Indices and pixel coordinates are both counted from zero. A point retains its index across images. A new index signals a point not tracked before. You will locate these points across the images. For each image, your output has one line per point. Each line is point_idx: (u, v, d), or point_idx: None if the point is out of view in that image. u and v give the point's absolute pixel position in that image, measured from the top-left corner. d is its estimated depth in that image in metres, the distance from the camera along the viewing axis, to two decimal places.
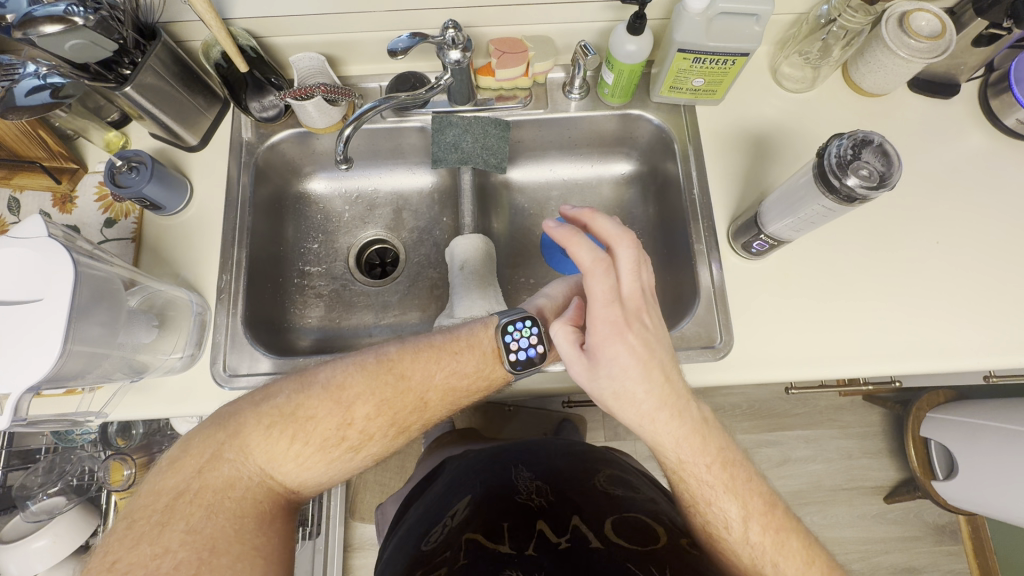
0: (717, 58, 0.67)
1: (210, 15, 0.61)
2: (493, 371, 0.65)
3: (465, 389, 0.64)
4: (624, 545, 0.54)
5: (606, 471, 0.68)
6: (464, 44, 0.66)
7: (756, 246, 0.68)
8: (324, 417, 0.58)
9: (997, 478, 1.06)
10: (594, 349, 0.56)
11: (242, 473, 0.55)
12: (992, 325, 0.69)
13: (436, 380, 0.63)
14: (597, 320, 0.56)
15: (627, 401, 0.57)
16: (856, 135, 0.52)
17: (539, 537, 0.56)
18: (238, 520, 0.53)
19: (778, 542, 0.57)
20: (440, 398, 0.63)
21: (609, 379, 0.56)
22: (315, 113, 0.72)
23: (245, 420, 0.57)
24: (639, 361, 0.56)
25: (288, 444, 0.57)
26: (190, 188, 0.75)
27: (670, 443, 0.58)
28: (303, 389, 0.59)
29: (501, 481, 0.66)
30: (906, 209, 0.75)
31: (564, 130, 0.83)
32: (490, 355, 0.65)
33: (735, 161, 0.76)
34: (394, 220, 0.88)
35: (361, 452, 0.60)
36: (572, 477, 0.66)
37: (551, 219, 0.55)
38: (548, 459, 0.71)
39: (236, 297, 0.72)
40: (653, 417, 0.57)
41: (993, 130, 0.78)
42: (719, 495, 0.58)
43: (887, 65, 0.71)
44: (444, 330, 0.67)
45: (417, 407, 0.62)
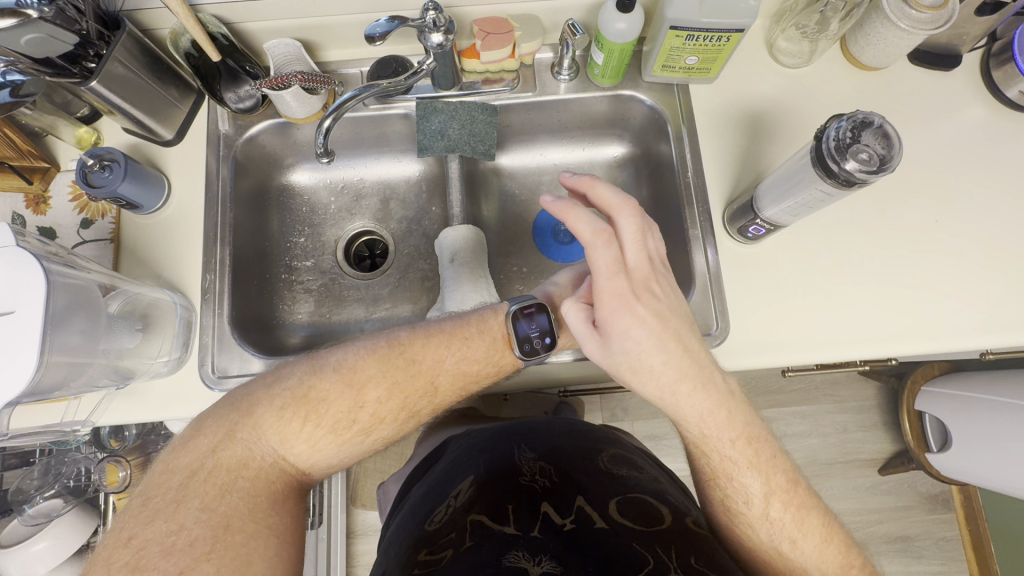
0: (711, 35, 0.64)
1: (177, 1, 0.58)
2: (505, 357, 0.64)
3: (477, 374, 0.64)
4: (632, 526, 0.54)
5: (609, 451, 0.68)
6: (446, 26, 0.63)
7: (752, 230, 0.67)
8: (335, 399, 0.57)
9: (992, 450, 1.07)
10: (604, 324, 0.56)
11: (254, 452, 0.54)
12: (993, 304, 0.69)
13: (447, 365, 0.62)
14: (603, 295, 0.56)
15: (645, 375, 0.57)
16: (855, 117, 0.49)
17: (544, 518, 0.55)
18: (250, 499, 0.51)
19: (800, 518, 0.57)
20: (451, 383, 0.63)
21: (626, 353, 0.56)
22: (294, 103, 0.69)
23: (258, 400, 0.56)
24: (652, 332, 0.55)
25: (299, 426, 0.56)
26: (167, 185, 0.72)
27: (695, 414, 0.58)
28: (315, 371, 0.58)
29: (504, 461, 0.65)
30: (904, 187, 0.73)
31: (554, 113, 0.80)
32: (502, 340, 0.64)
33: (730, 141, 0.74)
34: (382, 211, 0.86)
35: (372, 436, 0.59)
36: (575, 458, 0.66)
37: (549, 195, 0.55)
38: (551, 437, 0.70)
39: (222, 297, 0.70)
40: (674, 388, 0.57)
41: (994, 102, 0.76)
42: (740, 469, 0.58)
43: (887, 38, 0.68)
44: (454, 315, 0.66)
45: (428, 391, 0.62)
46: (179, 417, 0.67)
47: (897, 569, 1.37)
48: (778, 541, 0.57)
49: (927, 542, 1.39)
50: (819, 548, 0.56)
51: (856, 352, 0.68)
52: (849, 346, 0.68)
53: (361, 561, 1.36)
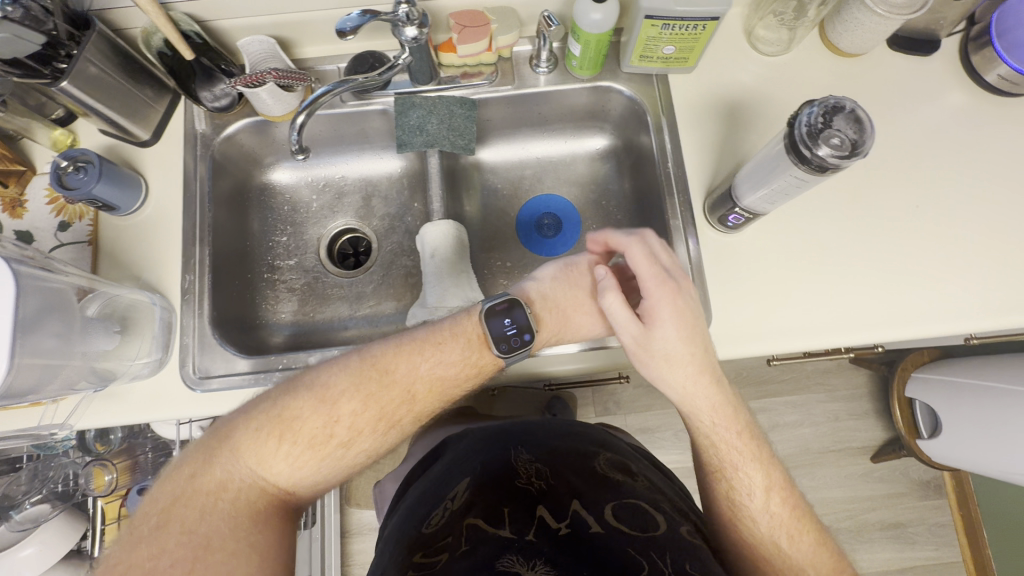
0: (686, 24, 0.64)
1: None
2: (482, 358, 0.63)
3: (454, 378, 0.62)
4: (624, 530, 0.55)
5: (605, 453, 0.69)
6: (420, 19, 0.62)
7: (732, 219, 0.67)
8: (310, 416, 0.57)
9: (982, 435, 1.07)
10: (651, 310, 0.61)
11: (234, 474, 0.54)
12: (974, 289, 0.69)
13: (422, 372, 0.61)
14: (650, 284, 0.61)
15: (679, 364, 0.61)
16: (827, 102, 0.49)
17: (539, 522, 0.56)
18: (231, 519, 0.51)
19: (795, 517, 0.59)
20: (428, 390, 0.62)
21: (663, 341, 0.60)
22: (271, 100, 0.69)
23: (236, 424, 0.56)
24: (684, 326, 0.60)
25: (276, 445, 0.55)
26: (144, 186, 0.72)
27: (704, 406, 0.61)
28: (290, 391, 0.58)
29: (500, 463, 0.65)
30: (885, 173, 0.73)
31: (534, 106, 0.80)
32: (476, 340, 0.63)
33: (710, 130, 0.74)
34: (364, 208, 0.86)
35: (352, 449, 0.58)
36: (573, 460, 0.66)
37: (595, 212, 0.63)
38: (547, 437, 0.71)
39: (202, 297, 0.70)
40: (697, 381, 0.61)
41: (973, 87, 0.76)
42: (745, 460, 0.61)
43: (865, 23, 0.68)
44: (427, 324, 0.65)
45: (405, 400, 0.60)
46: (160, 419, 0.66)
47: (891, 555, 1.38)
48: (775, 536, 0.58)
49: (921, 528, 1.39)
50: (812, 548, 0.58)
51: (839, 339, 0.68)
52: (831, 335, 0.68)
53: (356, 560, 1.36)
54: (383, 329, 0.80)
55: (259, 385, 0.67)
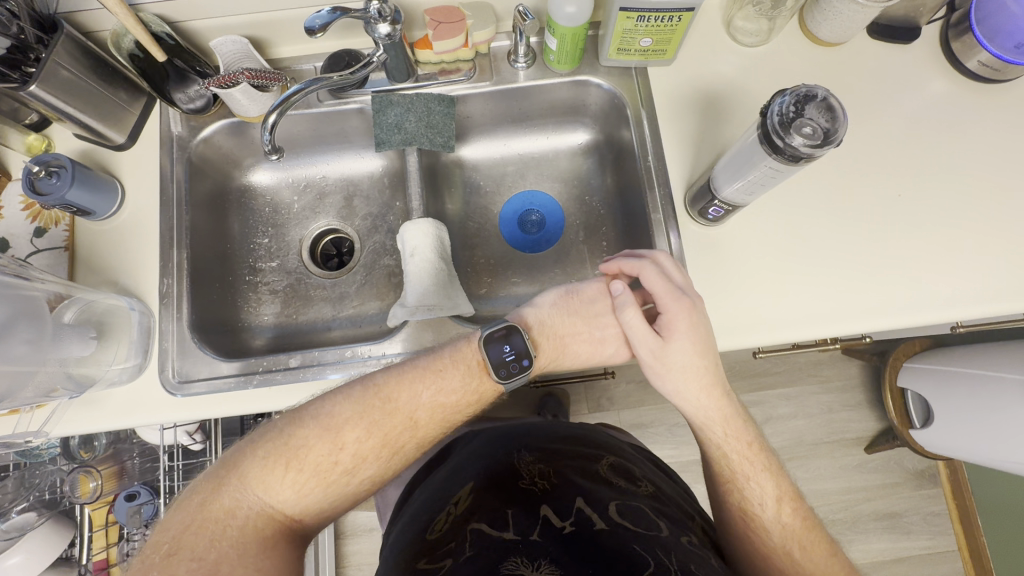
0: (662, 15, 0.63)
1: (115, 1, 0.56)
2: (483, 387, 0.63)
3: (455, 406, 0.62)
4: (629, 526, 0.55)
5: (608, 459, 0.70)
6: (393, 16, 0.62)
7: (712, 212, 0.66)
8: (316, 444, 0.57)
9: (973, 423, 1.07)
10: (670, 326, 0.62)
11: (242, 502, 0.54)
12: (958, 278, 0.68)
13: (423, 399, 0.61)
14: (669, 301, 0.61)
15: (694, 377, 0.63)
16: (799, 91, 0.48)
17: (544, 522, 0.56)
18: (240, 546, 0.51)
19: (806, 527, 0.61)
20: (430, 417, 0.61)
21: (680, 356, 0.63)
22: (245, 101, 0.68)
23: (244, 454, 0.57)
24: (698, 341, 0.62)
25: (283, 473, 0.56)
26: (120, 190, 0.71)
27: (716, 419, 0.64)
28: (296, 421, 0.58)
29: (504, 468, 0.66)
30: (868, 163, 0.73)
31: (514, 102, 0.79)
32: (477, 368, 0.63)
33: (690, 122, 0.73)
34: (346, 208, 0.85)
35: (357, 476, 0.59)
36: (575, 463, 0.67)
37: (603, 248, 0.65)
38: (549, 442, 0.72)
39: (181, 301, 0.69)
40: (710, 391, 0.64)
41: (954, 74, 0.75)
42: (757, 472, 0.63)
43: (843, 12, 0.67)
44: (427, 351, 0.65)
45: (408, 426, 0.60)
46: (140, 424, 0.66)
47: (885, 545, 1.38)
48: (788, 546, 0.60)
49: (916, 517, 1.39)
50: (824, 559, 0.60)
51: (820, 330, 0.68)
52: (811, 328, 0.68)
53: (351, 561, 1.35)
54: (366, 330, 0.79)
55: (240, 388, 0.66)
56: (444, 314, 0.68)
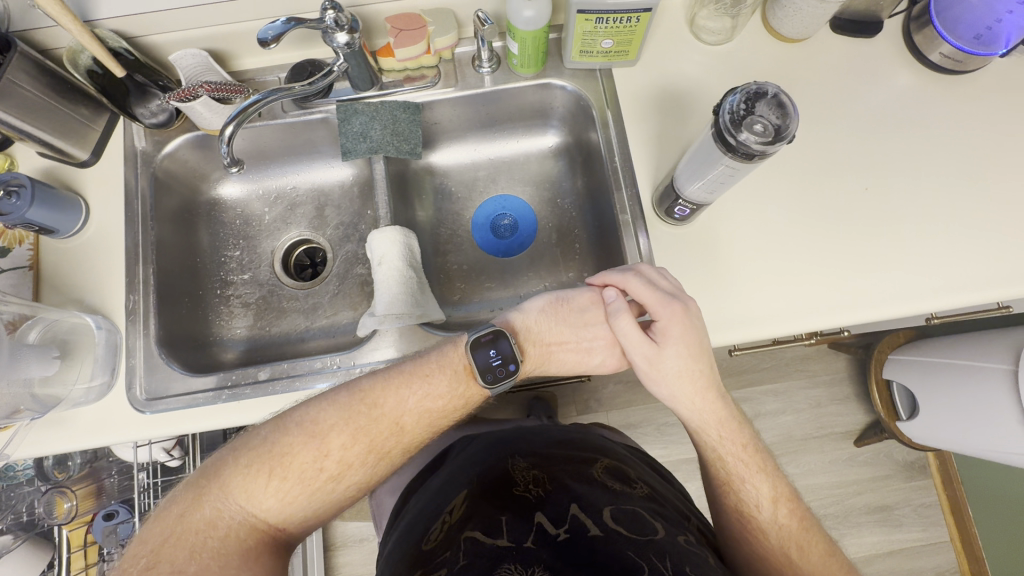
0: (619, 16, 0.63)
1: (70, 21, 0.56)
2: (470, 391, 0.62)
3: (442, 410, 0.62)
4: (622, 531, 0.55)
5: (603, 460, 0.70)
6: (350, 24, 0.61)
7: (678, 211, 0.66)
8: (301, 451, 0.56)
9: (956, 416, 1.06)
10: (663, 334, 0.62)
11: (224, 512, 0.53)
12: (932, 271, 0.67)
13: (410, 404, 0.60)
14: (661, 309, 0.60)
15: (689, 381, 0.63)
16: (748, 89, 0.49)
17: (538, 529, 0.56)
18: (222, 558, 0.51)
19: (804, 527, 0.61)
20: (417, 422, 0.61)
21: (673, 362, 0.62)
22: (208, 113, 0.68)
23: (225, 462, 0.56)
24: (691, 347, 0.62)
25: (267, 481, 0.55)
26: (84, 207, 0.71)
27: (711, 421, 0.64)
28: (279, 427, 0.57)
29: (498, 473, 0.67)
30: (838, 155, 0.72)
31: (481, 107, 0.79)
32: (463, 372, 0.62)
33: (656, 122, 0.73)
34: (318, 218, 0.85)
35: (343, 482, 0.58)
36: (570, 466, 0.67)
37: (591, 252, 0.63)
38: (544, 447, 0.73)
39: (148, 317, 0.69)
40: (704, 394, 0.64)
41: (919, 67, 0.74)
42: (752, 474, 0.63)
43: (803, 8, 0.67)
44: (413, 355, 0.64)
45: (395, 431, 0.60)
46: (109, 443, 0.65)
47: (877, 539, 1.38)
48: (786, 547, 0.60)
49: (907, 509, 1.39)
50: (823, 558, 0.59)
51: (790, 326, 0.66)
52: (777, 324, 0.66)
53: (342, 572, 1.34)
54: (339, 340, 0.78)
55: (208, 403, 0.66)
56: (412, 322, 0.68)
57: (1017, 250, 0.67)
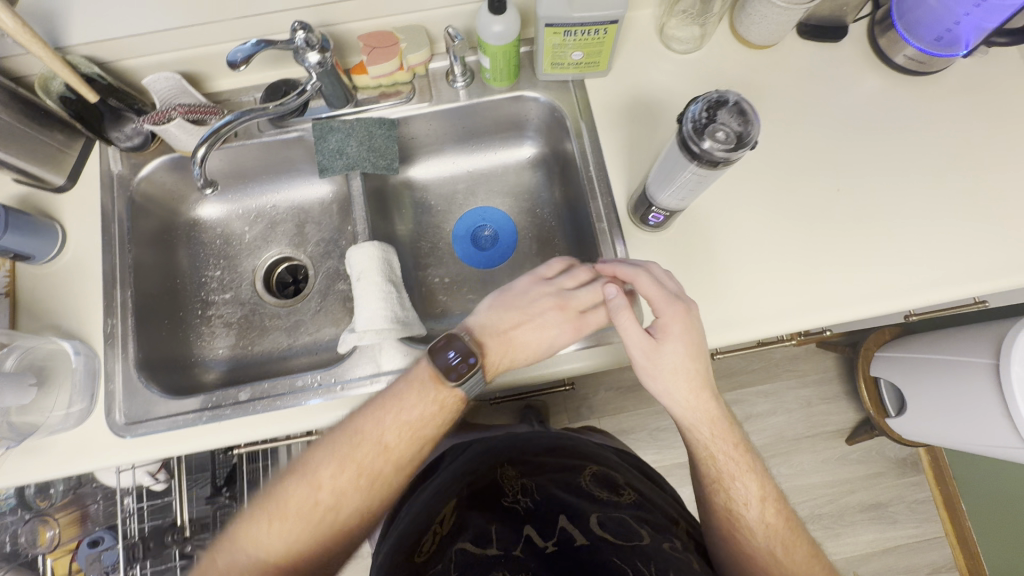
0: (587, 29, 0.64)
1: (46, 54, 0.56)
2: (443, 395, 0.59)
3: (421, 424, 0.59)
4: (608, 539, 0.55)
5: (591, 468, 0.69)
6: (321, 43, 0.62)
7: (653, 218, 0.67)
8: (295, 493, 0.56)
9: (943, 412, 1.07)
10: (663, 329, 0.59)
11: (238, 565, 0.55)
12: (907, 268, 0.68)
13: (388, 422, 0.58)
14: (662, 305, 0.59)
15: (684, 379, 0.60)
16: (710, 98, 0.50)
17: (526, 540, 0.55)
18: None
19: (792, 528, 0.61)
20: (399, 439, 0.58)
21: (671, 357, 0.59)
22: (182, 134, 0.68)
23: (238, 515, 0.58)
24: (689, 343, 0.59)
25: (270, 527, 0.56)
26: (60, 232, 0.71)
27: (703, 419, 0.61)
28: (279, 475, 0.59)
29: (488, 484, 0.66)
30: (809, 158, 0.72)
31: (457, 121, 0.80)
32: (430, 379, 0.59)
33: (629, 131, 0.74)
34: (298, 235, 0.85)
35: (339, 515, 0.56)
36: (557, 476, 0.67)
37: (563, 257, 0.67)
38: (531, 454, 0.72)
39: (126, 340, 0.68)
40: (698, 393, 0.61)
41: (885, 69, 0.76)
42: (742, 472, 0.61)
43: (768, 16, 0.68)
44: (392, 379, 0.63)
45: (379, 453, 0.58)
46: (89, 469, 0.65)
47: (873, 536, 1.38)
48: (775, 548, 0.59)
49: (901, 506, 1.39)
50: (809, 559, 0.59)
51: (752, 331, 0.67)
52: (749, 327, 0.67)
53: None
54: (323, 357, 0.78)
55: (189, 425, 0.65)
56: (399, 335, 0.67)
57: (988, 246, 0.67)
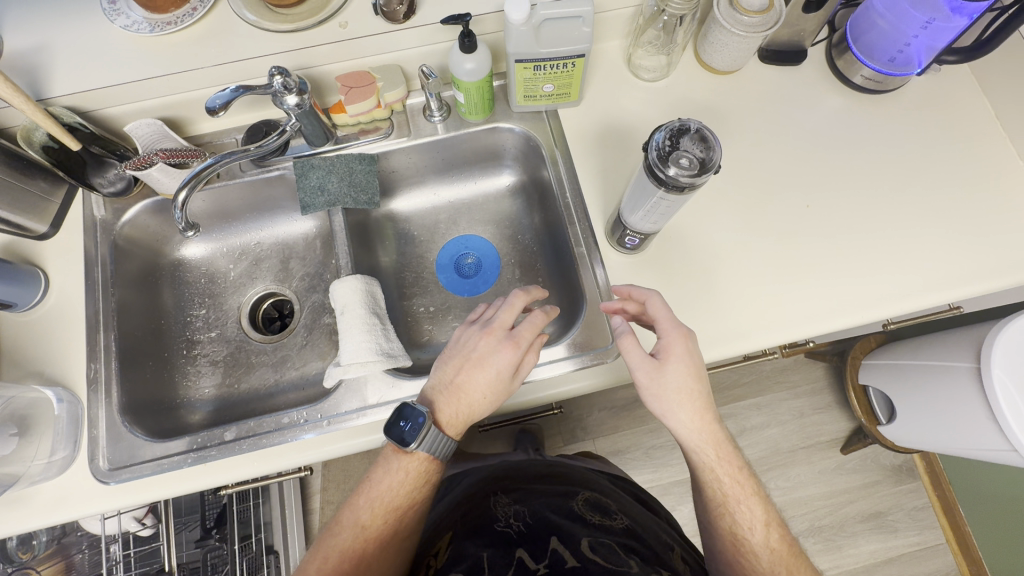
0: (556, 63, 0.67)
1: (27, 104, 0.57)
2: (408, 462, 0.60)
3: (393, 495, 0.60)
4: (599, 562, 0.54)
5: (585, 495, 0.69)
6: (298, 86, 0.64)
7: (629, 241, 0.68)
8: None
9: (930, 417, 1.07)
10: (666, 350, 0.59)
11: None
12: (880, 280, 0.69)
13: (362, 502, 0.60)
14: (666, 327, 0.59)
15: (689, 400, 0.59)
16: (673, 126, 0.52)
17: (518, 564, 0.55)
18: None
19: (792, 553, 0.61)
20: (375, 515, 0.59)
21: (673, 377, 0.58)
22: (165, 178, 0.69)
23: None
24: (694, 366, 0.59)
25: None
26: (43, 279, 0.71)
27: (708, 442, 0.61)
28: None
29: (481, 513, 0.66)
30: (778, 176, 0.75)
31: (435, 153, 0.82)
32: (392, 452, 0.61)
33: (602, 157, 0.76)
34: (283, 271, 0.86)
35: None
36: (551, 503, 0.67)
37: (518, 291, 0.63)
38: (525, 483, 0.72)
39: (110, 385, 0.68)
40: (703, 414, 0.60)
41: (845, 89, 0.79)
42: (746, 495, 0.62)
43: (729, 44, 0.71)
44: None
45: (359, 533, 0.59)
46: (73, 517, 0.63)
47: (875, 547, 1.36)
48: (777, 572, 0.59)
49: (900, 514, 1.38)
50: None
51: (728, 350, 0.67)
52: (730, 345, 0.67)
53: None
54: (310, 392, 0.78)
55: (175, 467, 0.65)
56: (385, 368, 0.67)
57: (955, 254, 0.69)
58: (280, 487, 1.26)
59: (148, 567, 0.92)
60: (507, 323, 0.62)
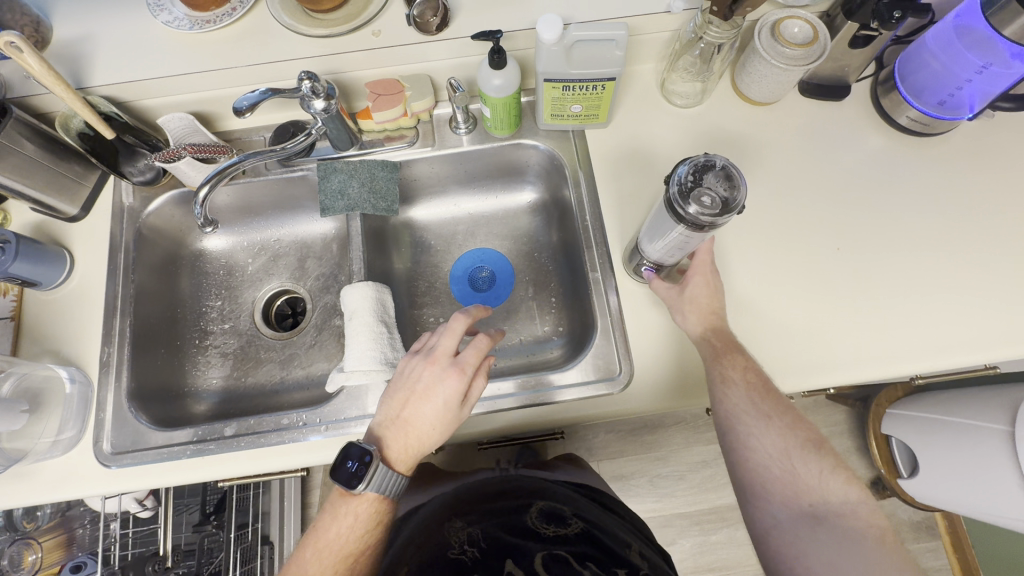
0: (585, 84, 0.65)
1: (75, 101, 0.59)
2: (358, 505, 0.59)
3: (341, 541, 0.58)
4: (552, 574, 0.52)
5: (539, 508, 0.67)
6: (326, 91, 0.64)
7: (646, 270, 0.66)
8: None
9: (956, 478, 1.01)
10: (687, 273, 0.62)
11: None
12: (909, 332, 0.65)
13: (309, 555, 0.58)
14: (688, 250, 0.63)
15: (697, 306, 0.61)
16: (697, 161, 0.50)
17: None
18: None
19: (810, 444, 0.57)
20: (324, 565, 0.58)
21: (691, 289, 0.62)
22: (192, 171, 0.70)
23: None
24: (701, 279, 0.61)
25: None
26: (70, 260, 0.73)
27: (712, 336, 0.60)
28: None
29: (433, 540, 0.63)
30: (808, 215, 0.72)
31: (458, 164, 0.81)
32: (339, 497, 0.60)
33: (625, 181, 0.74)
34: (299, 269, 0.86)
35: None
36: (505, 521, 0.64)
37: (458, 314, 0.62)
38: (480, 504, 0.70)
39: (121, 368, 0.69)
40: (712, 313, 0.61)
41: (889, 130, 0.75)
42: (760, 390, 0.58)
43: (766, 74, 0.69)
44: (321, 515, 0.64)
45: None
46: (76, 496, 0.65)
47: None
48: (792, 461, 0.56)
49: None
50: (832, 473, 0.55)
51: None
52: None
53: None
54: (314, 392, 0.78)
55: (176, 456, 0.65)
56: (387, 377, 0.67)
57: (996, 314, 0.65)
58: (282, 480, 1.27)
59: (144, 548, 0.94)
60: (450, 350, 0.60)
